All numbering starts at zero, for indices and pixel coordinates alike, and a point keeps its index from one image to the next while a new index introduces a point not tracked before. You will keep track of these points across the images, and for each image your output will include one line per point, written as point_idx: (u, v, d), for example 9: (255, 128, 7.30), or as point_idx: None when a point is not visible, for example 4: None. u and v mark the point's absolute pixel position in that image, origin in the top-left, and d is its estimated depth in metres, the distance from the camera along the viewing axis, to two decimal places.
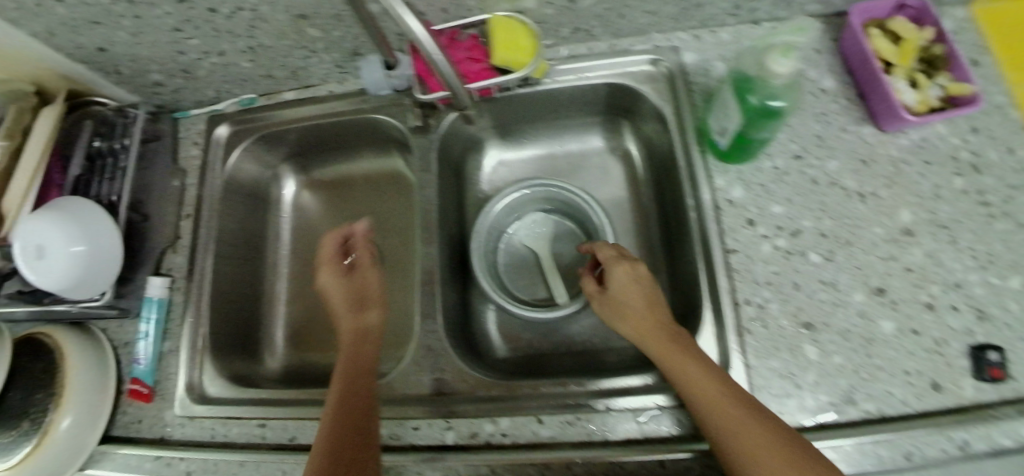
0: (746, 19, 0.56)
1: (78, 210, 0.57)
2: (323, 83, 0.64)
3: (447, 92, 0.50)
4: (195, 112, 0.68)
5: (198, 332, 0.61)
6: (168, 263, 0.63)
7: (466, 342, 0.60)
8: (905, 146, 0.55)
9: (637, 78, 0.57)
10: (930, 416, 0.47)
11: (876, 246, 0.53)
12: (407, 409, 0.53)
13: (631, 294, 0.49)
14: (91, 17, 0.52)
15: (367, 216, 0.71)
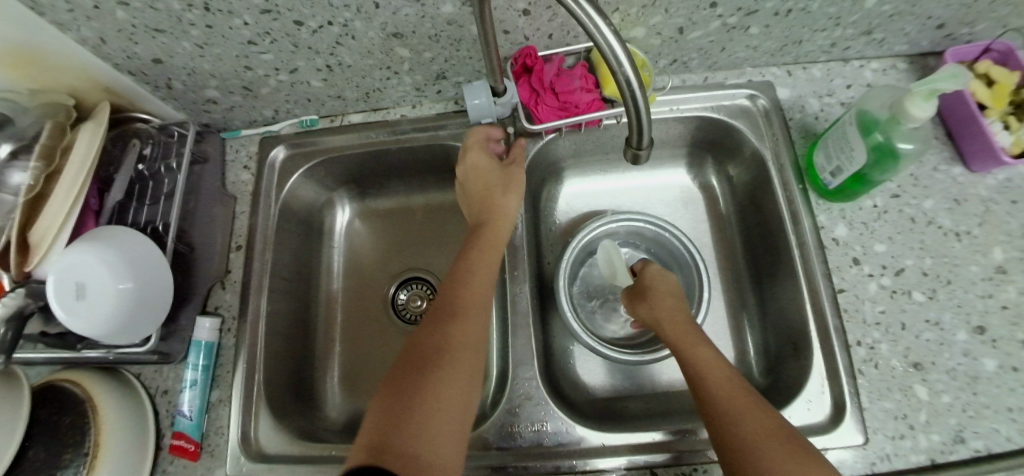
0: (837, 57, 0.59)
1: (125, 242, 0.50)
2: (395, 107, 0.61)
3: (558, 124, 0.48)
4: (246, 132, 0.63)
5: (252, 379, 0.53)
6: (216, 301, 0.57)
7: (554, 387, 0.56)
8: (993, 186, 0.57)
9: (731, 112, 0.57)
10: None
11: (973, 284, 0.53)
12: (507, 465, 0.48)
13: (665, 293, 0.52)
14: (154, 25, 0.47)
15: (431, 247, 0.66)
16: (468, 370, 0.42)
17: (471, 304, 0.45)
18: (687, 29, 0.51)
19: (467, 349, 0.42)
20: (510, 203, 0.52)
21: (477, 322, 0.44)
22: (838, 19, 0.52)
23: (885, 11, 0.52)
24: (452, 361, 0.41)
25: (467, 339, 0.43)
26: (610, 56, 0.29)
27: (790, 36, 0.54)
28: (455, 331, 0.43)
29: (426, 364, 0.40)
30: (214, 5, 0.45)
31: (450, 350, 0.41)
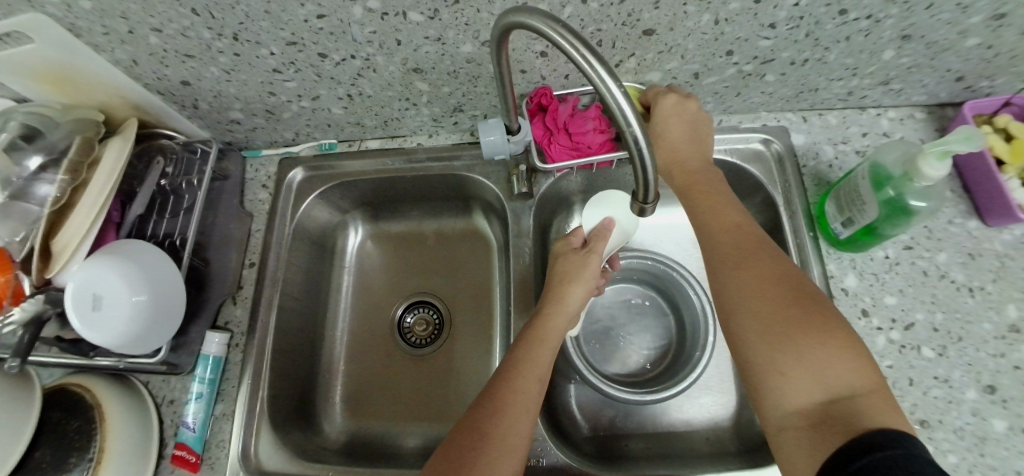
0: (853, 105, 0.58)
1: (145, 256, 0.52)
2: (412, 135, 0.62)
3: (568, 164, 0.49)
4: (265, 153, 0.65)
5: (255, 395, 0.54)
6: (226, 316, 0.58)
7: (553, 422, 0.55)
8: (1009, 242, 0.56)
9: (745, 155, 0.57)
10: None
11: (985, 342, 0.52)
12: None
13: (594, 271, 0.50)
14: (186, 51, 0.50)
15: (438, 275, 0.66)
16: (520, 445, 0.40)
17: (529, 374, 0.43)
18: (702, 75, 0.52)
19: (521, 424, 0.41)
20: (575, 296, 0.49)
21: (533, 398, 0.42)
22: (855, 69, 0.52)
23: (901, 63, 0.52)
24: (506, 438, 0.39)
25: (523, 416, 0.41)
26: (616, 107, 0.30)
27: (806, 85, 0.54)
28: (510, 406, 0.41)
29: (479, 437, 0.39)
30: (244, 34, 0.47)
31: (502, 424, 0.40)
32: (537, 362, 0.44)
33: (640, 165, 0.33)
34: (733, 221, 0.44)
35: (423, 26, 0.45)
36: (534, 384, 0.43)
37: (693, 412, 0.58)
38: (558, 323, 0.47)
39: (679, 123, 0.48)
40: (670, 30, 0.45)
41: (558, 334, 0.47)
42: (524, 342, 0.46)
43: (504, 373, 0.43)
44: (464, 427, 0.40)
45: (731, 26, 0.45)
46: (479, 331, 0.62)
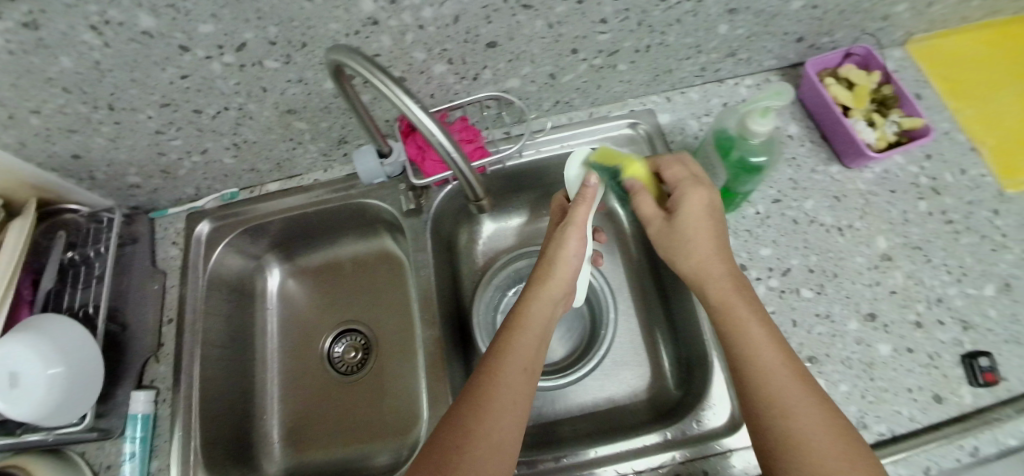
0: (711, 79, 0.63)
1: (56, 328, 0.53)
2: (308, 172, 0.65)
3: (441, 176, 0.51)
4: (172, 211, 0.67)
5: (189, 445, 0.55)
6: (151, 374, 0.60)
7: None
8: (870, 180, 0.61)
9: (618, 141, 0.61)
10: (937, 429, 0.51)
11: (859, 274, 0.57)
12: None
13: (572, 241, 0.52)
14: (67, 127, 0.51)
15: (360, 301, 0.68)
16: (509, 438, 0.40)
17: (515, 367, 0.44)
18: (559, 74, 0.55)
19: (507, 417, 0.41)
20: (565, 271, 0.51)
21: (519, 389, 0.43)
22: (697, 47, 0.57)
23: (739, 34, 0.56)
24: (492, 434, 0.40)
25: (510, 408, 0.42)
26: (416, 121, 0.39)
27: (658, 68, 0.58)
28: (496, 399, 0.41)
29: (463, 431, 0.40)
30: (118, 104, 0.49)
31: (487, 416, 0.40)
32: (519, 351, 0.46)
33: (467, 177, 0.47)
34: (773, 356, 0.41)
35: (282, 71, 0.49)
36: (521, 377, 0.44)
37: (614, 388, 0.62)
38: (541, 307, 0.49)
39: (713, 220, 0.48)
40: (511, 40, 0.49)
41: (543, 323, 0.49)
42: (506, 334, 0.47)
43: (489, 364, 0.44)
44: (451, 419, 0.41)
45: (565, 27, 0.48)
46: (403, 347, 0.65)
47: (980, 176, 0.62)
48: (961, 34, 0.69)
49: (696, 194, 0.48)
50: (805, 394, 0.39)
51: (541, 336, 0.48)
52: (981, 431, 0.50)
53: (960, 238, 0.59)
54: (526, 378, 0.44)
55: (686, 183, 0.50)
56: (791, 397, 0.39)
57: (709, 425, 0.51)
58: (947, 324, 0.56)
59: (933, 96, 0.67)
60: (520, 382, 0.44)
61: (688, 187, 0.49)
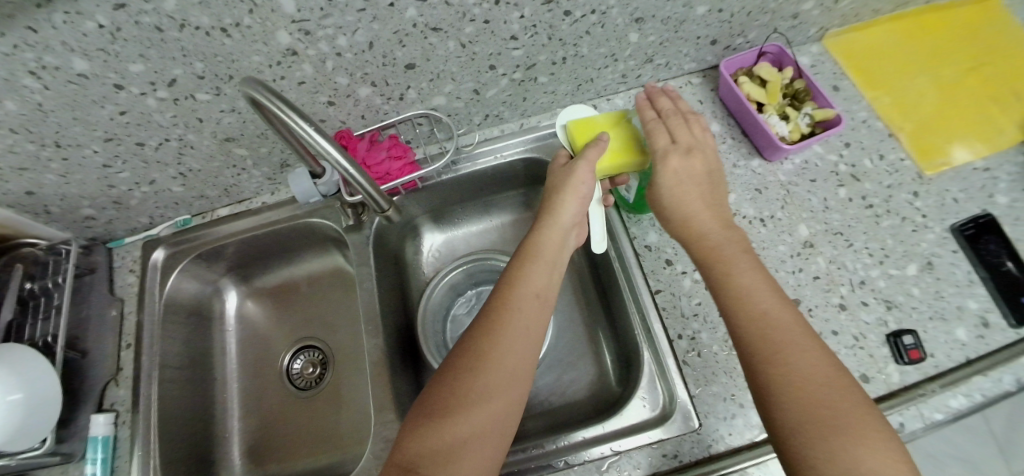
0: (633, 85, 0.66)
1: (13, 356, 0.56)
2: (256, 196, 0.67)
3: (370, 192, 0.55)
4: (128, 240, 0.69)
5: (148, 464, 0.57)
6: (111, 397, 0.62)
7: None
8: (790, 171, 0.64)
9: (548, 149, 0.64)
10: None
11: (783, 261, 0.60)
12: None
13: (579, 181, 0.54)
14: (17, 165, 0.54)
15: (315, 318, 0.71)
16: (519, 367, 0.43)
17: (529, 299, 0.47)
18: (482, 90, 0.58)
19: (520, 345, 0.44)
20: (572, 205, 0.53)
21: (531, 319, 0.46)
22: (613, 56, 0.60)
23: (651, 41, 0.60)
24: (503, 362, 0.42)
25: (522, 337, 0.44)
26: (311, 139, 0.43)
27: (579, 78, 0.62)
28: (509, 327, 0.44)
29: (477, 358, 0.43)
30: (63, 141, 0.52)
31: (499, 345, 0.43)
32: (532, 280, 0.48)
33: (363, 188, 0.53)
34: (769, 298, 0.43)
35: (214, 102, 0.52)
36: (535, 307, 0.47)
37: (560, 387, 0.64)
38: (551, 237, 0.52)
39: (692, 185, 0.50)
40: (428, 60, 0.52)
41: (553, 254, 0.51)
42: (518, 265, 0.49)
43: (501, 295, 0.47)
44: (464, 346, 0.44)
45: (477, 46, 0.51)
46: (357, 359, 0.67)
47: (898, 160, 0.65)
48: (875, 26, 0.72)
49: (667, 165, 0.50)
50: (804, 334, 0.40)
51: (552, 263, 0.51)
52: (906, 408, 0.53)
53: (882, 221, 0.62)
54: (537, 307, 0.47)
55: (666, 150, 0.51)
56: (784, 336, 0.40)
57: (648, 415, 0.53)
58: (871, 304, 0.58)
59: (849, 87, 0.70)
60: (533, 311, 0.46)
61: (658, 157, 0.51)
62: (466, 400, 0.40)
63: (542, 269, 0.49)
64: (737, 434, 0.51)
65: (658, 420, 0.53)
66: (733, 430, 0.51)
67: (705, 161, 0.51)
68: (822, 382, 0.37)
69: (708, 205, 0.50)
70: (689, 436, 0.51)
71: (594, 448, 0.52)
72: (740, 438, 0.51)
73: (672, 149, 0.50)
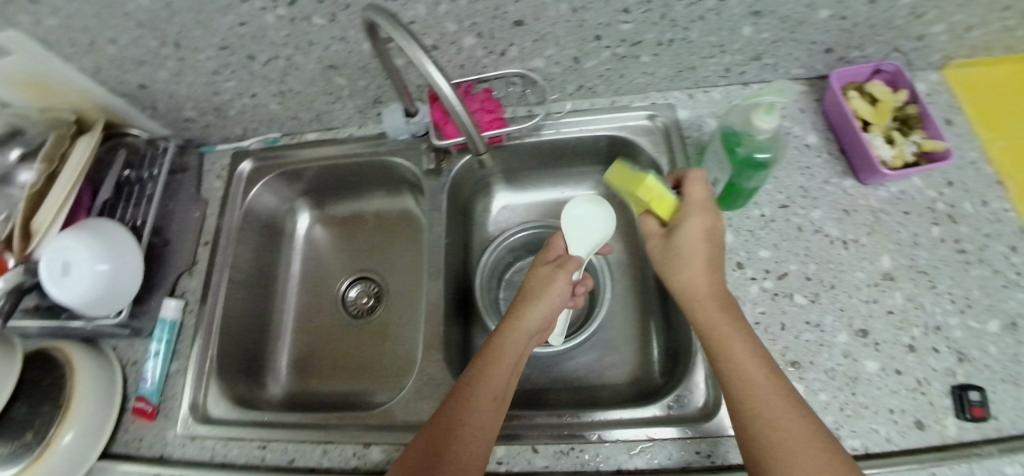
0: (735, 81, 0.64)
1: (105, 230, 0.60)
2: (344, 126, 0.69)
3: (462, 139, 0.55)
4: (219, 148, 0.73)
5: (206, 354, 0.62)
6: (183, 286, 0.66)
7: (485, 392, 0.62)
8: (884, 198, 0.61)
9: (634, 131, 0.63)
10: (914, 453, 0.51)
11: (858, 289, 0.58)
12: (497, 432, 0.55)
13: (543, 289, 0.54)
14: (138, 57, 0.58)
15: (376, 254, 0.73)
16: (477, 459, 0.42)
17: (485, 395, 0.46)
18: (582, 59, 0.58)
19: (477, 440, 0.43)
20: (537, 312, 0.52)
21: (488, 418, 0.45)
22: (721, 47, 0.58)
23: (764, 38, 0.57)
24: (461, 458, 0.42)
25: (479, 435, 0.44)
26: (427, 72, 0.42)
27: (681, 64, 0.60)
28: (464, 426, 0.43)
29: (435, 455, 0.42)
30: (182, 42, 0.55)
31: (458, 441, 0.42)
32: (491, 379, 0.47)
33: (463, 125, 0.50)
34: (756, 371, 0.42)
35: (326, 28, 0.53)
36: (489, 405, 0.45)
37: (600, 367, 0.64)
38: (513, 340, 0.50)
39: (697, 243, 0.49)
40: (537, 20, 0.52)
41: (517, 352, 0.50)
42: (477, 364, 0.48)
43: (460, 394, 0.46)
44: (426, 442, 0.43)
45: (589, 13, 0.51)
46: (410, 300, 0.69)
47: (1002, 210, 0.60)
48: (1003, 64, 0.68)
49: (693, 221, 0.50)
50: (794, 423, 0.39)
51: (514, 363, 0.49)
52: (956, 463, 0.50)
53: (971, 270, 0.58)
54: (496, 405, 0.45)
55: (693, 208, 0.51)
56: (762, 401, 0.41)
57: (693, 408, 0.53)
58: (942, 353, 0.55)
59: (963, 124, 0.65)
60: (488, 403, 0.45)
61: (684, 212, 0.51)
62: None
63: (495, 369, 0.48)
64: None
65: (700, 417, 0.52)
66: None
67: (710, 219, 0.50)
68: (802, 449, 0.37)
69: (709, 275, 0.49)
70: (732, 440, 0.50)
71: (630, 429, 0.52)
72: None
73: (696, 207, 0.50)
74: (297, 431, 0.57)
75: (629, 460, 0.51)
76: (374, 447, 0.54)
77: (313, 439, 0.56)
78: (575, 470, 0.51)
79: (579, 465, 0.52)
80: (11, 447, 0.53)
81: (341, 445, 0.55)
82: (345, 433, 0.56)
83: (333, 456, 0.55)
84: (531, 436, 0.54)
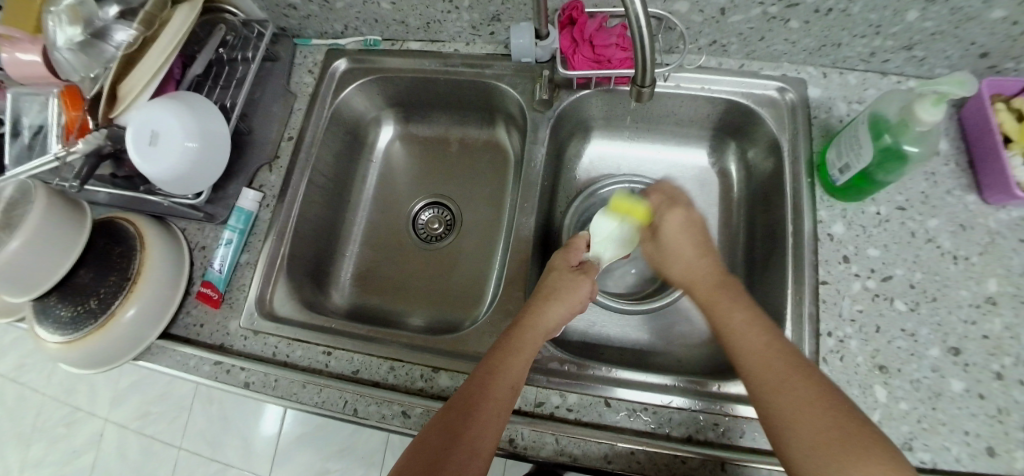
0: (876, 68, 0.60)
1: (198, 106, 0.58)
2: (451, 42, 0.66)
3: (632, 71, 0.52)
4: (315, 42, 0.70)
5: (278, 251, 0.61)
6: (261, 180, 0.65)
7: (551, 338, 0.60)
8: (1004, 221, 0.56)
9: (759, 100, 0.60)
10: None
11: (959, 307, 0.53)
12: (566, 377, 0.53)
13: (575, 296, 0.53)
14: None
15: (456, 182, 0.72)
16: (492, 442, 0.42)
17: (501, 386, 0.44)
18: (729, 12, 0.54)
19: (491, 426, 0.42)
20: (555, 313, 0.51)
21: (504, 405, 0.44)
22: (878, 27, 0.54)
23: (925, 28, 0.52)
24: (474, 444, 0.41)
25: (491, 426, 0.42)
26: None
27: (828, 38, 0.56)
28: (480, 413, 0.42)
29: (452, 438, 0.41)
30: None
31: (470, 432, 0.41)
32: (510, 370, 0.46)
33: (636, 42, 0.38)
34: (758, 337, 0.45)
35: None
36: (504, 394, 0.44)
37: (668, 337, 0.63)
38: (533, 336, 0.49)
39: (687, 238, 0.55)
40: None
41: (536, 347, 0.48)
42: (495, 356, 0.47)
43: (477, 381, 0.45)
44: (437, 424, 0.43)
45: None
46: (485, 233, 0.68)
47: None
48: None
49: (668, 217, 0.56)
50: (809, 391, 0.40)
51: (531, 356, 0.47)
52: None
53: None
54: (510, 397, 0.44)
55: (663, 206, 0.57)
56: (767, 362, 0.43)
57: None
58: None
59: None
60: (503, 396, 0.44)
61: (664, 208, 0.57)
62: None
63: (512, 362, 0.46)
64: None
65: None
66: None
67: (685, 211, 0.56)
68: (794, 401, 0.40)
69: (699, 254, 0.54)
70: None
71: (709, 402, 0.50)
72: None
73: (675, 203, 0.57)
74: (362, 344, 0.55)
75: (702, 431, 0.49)
76: (443, 373, 0.53)
77: (377, 355, 0.54)
78: (645, 431, 0.50)
79: (649, 427, 0.50)
80: (77, 311, 0.54)
81: (407, 366, 0.54)
82: (415, 355, 0.54)
83: (398, 376, 0.53)
84: (606, 389, 0.52)
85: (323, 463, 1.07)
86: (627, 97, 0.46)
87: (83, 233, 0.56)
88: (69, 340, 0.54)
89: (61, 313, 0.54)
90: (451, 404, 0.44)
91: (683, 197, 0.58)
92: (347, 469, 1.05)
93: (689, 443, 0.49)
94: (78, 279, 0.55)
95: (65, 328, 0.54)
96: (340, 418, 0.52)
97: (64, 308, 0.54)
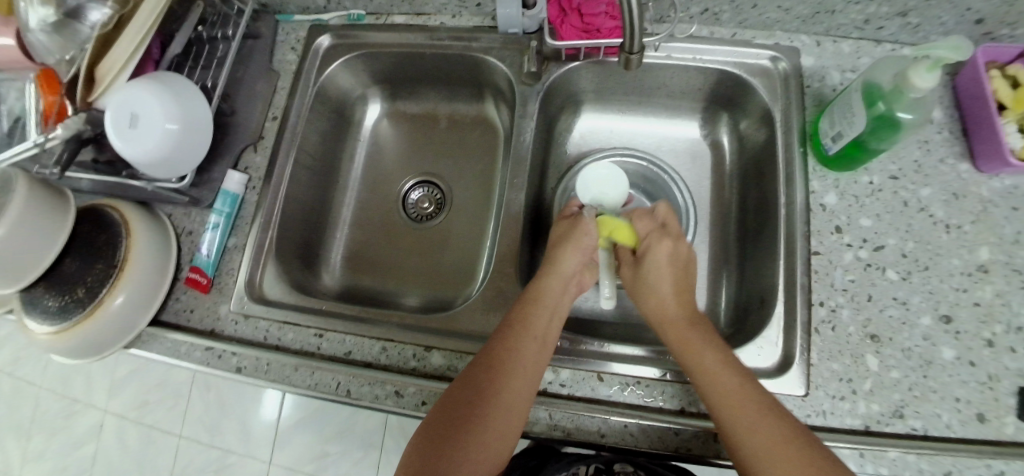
0: (869, 35, 0.59)
1: (179, 87, 0.56)
2: (436, 15, 0.64)
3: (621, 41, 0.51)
4: (298, 18, 0.68)
5: (266, 234, 0.60)
6: (247, 162, 0.64)
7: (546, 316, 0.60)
8: (997, 189, 0.55)
9: (751, 70, 0.59)
10: (971, 443, 0.47)
11: (951, 275, 0.53)
12: (560, 353, 0.53)
13: (587, 240, 0.54)
14: None
15: (446, 159, 0.72)
16: (526, 391, 0.44)
17: (530, 338, 0.46)
18: None
19: (525, 375, 0.44)
20: (572, 260, 0.53)
21: (535, 358, 0.46)
22: None
23: None
24: (509, 394, 0.43)
25: (525, 384, 0.44)
26: None
27: (822, 4, 0.55)
28: (513, 366, 0.44)
29: (487, 387, 0.43)
30: None
31: (502, 391, 0.43)
32: (537, 323, 0.47)
33: (623, 5, 0.37)
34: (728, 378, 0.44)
35: None
36: (534, 346, 0.46)
37: None
38: (553, 285, 0.51)
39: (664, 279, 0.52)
40: None
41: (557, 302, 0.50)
42: (523, 309, 0.48)
43: (506, 335, 0.46)
44: (466, 387, 0.44)
45: None
46: (476, 211, 0.68)
47: None
48: None
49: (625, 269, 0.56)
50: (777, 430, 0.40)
51: (554, 309, 0.49)
52: (1015, 459, 0.46)
53: None
54: (538, 349, 0.46)
55: (654, 233, 0.54)
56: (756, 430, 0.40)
57: (759, 364, 0.52)
58: (1019, 353, 0.50)
59: None
60: (533, 352, 0.46)
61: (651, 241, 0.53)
62: (491, 424, 0.41)
63: (537, 322, 0.47)
64: (841, 413, 0.49)
65: (774, 372, 0.52)
66: (848, 413, 0.49)
67: (671, 241, 0.53)
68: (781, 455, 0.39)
69: (678, 290, 0.52)
70: (797, 400, 0.50)
71: None
72: (844, 419, 0.49)
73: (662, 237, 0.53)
74: (355, 325, 0.55)
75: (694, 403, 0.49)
76: (436, 351, 0.52)
77: (369, 336, 0.54)
78: (639, 404, 0.50)
79: (642, 401, 0.50)
80: (65, 300, 0.54)
81: (400, 346, 0.53)
82: (407, 335, 0.53)
83: (391, 356, 0.53)
84: (600, 364, 0.52)
85: (322, 446, 1.07)
86: (616, 65, 0.45)
87: (62, 235, 0.54)
88: (59, 330, 0.53)
89: (48, 303, 0.54)
90: (477, 366, 0.45)
91: (676, 227, 0.55)
92: (347, 451, 1.06)
93: (682, 416, 0.49)
94: (63, 268, 0.55)
95: (54, 318, 0.53)
96: (334, 399, 0.52)
97: (50, 298, 0.54)
